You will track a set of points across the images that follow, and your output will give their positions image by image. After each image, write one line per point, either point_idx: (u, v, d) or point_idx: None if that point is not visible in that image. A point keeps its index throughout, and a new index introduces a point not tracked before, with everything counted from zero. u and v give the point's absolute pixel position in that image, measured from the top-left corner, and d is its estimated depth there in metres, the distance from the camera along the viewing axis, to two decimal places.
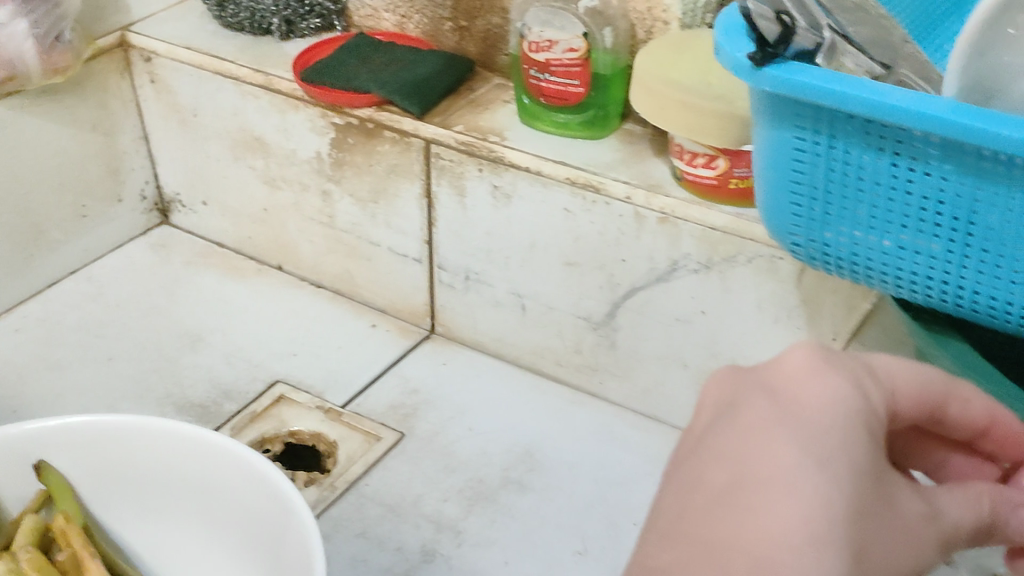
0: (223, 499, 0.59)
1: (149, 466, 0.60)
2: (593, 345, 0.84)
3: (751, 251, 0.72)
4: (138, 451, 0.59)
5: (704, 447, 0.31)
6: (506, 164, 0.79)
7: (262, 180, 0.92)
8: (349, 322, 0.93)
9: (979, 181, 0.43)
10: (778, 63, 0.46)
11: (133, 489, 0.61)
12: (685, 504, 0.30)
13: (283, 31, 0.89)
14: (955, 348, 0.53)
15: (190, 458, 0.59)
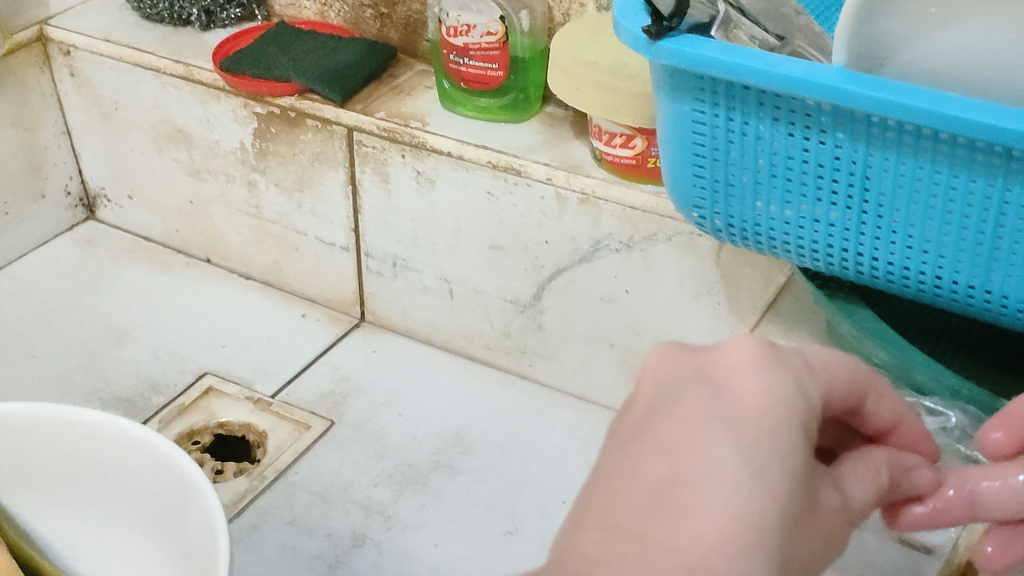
0: (119, 482, 0.51)
1: (36, 457, 0.51)
2: (521, 328, 0.83)
3: (671, 228, 0.70)
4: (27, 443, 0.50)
5: (644, 436, 0.26)
6: (428, 149, 0.77)
7: (186, 171, 0.92)
8: (279, 312, 0.93)
9: (872, 149, 0.42)
10: (673, 37, 0.44)
11: (23, 483, 0.52)
12: (617, 498, 0.25)
13: (203, 21, 0.90)
14: (858, 314, 0.50)
15: (72, 438, 0.50)
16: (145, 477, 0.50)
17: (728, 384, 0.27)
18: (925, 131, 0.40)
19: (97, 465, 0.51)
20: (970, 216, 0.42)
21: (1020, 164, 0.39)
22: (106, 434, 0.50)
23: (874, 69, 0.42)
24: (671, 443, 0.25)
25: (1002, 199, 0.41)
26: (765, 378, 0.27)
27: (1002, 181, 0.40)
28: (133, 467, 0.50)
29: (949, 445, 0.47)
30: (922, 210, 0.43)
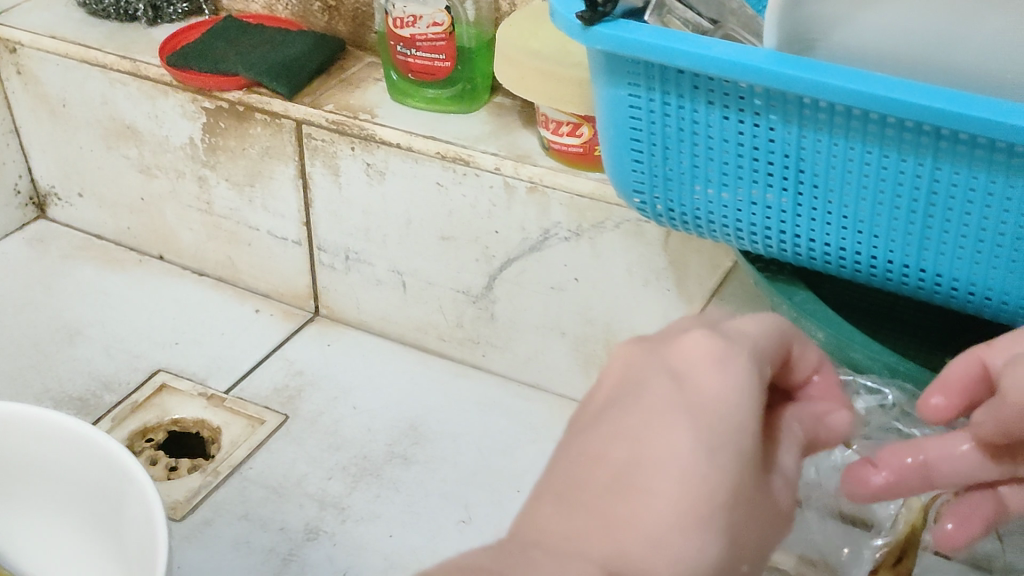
0: (56, 474, 0.51)
1: None
2: (474, 319, 0.83)
3: (619, 215, 0.70)
4: None
5: (602, 423, 0.26)
6: (377, 141, 0.77)
7: (137, 168, 0.92)
8: (232, 307, 0.92)
9: (805, 130, 0.43)
10: (607, 22, 0.44)
11: None
12: (586, 479, 0.25)
13: (150, 16, 0.89)
14: (798, 296, 0.51)
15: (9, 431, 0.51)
16: (88, 474, 0.50)
17: (679, 363, 0.27)
18: (855, 111, 0.41)
19: (44, 463, 0.51)
20: (903, 195, 0.42)
21: (948, 142, 0.40)
22: (44, 428, 0.50)
23: (805, 49, 0.42)
24: (626, 418, 0.26)
25: (932, 177, 0.41)
26: (705, 350, 0.27)
27: (932, 159, 0.41)
28: (76, 464, 0.50)
29: (887, 423, 0.49)
30: (855, 190, 0.43)
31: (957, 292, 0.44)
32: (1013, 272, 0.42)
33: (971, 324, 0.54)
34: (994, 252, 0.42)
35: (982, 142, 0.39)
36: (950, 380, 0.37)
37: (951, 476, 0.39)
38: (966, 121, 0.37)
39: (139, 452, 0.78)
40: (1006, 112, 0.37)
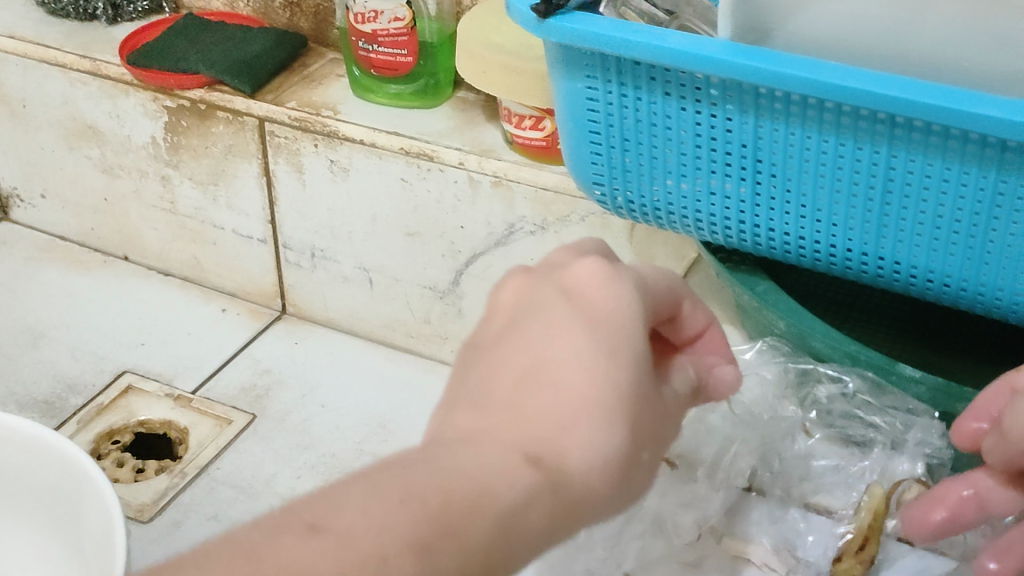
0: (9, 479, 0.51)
1: None
2: (441, 314, 0.83)
3: (584, 208, 0.70)
4: None
5: (511, 333, 0.31)
6: (340, 138, 0.77)
7: (99, 168, 0.91)
8: (199, 307, 0.91)
9: (761, 119, 0.43)
10: (561, 14, 0.44)
11: None
12: (490, 378, 0.30)
13: (110, 15, 0.89)
14: (757, 285, 0.51)
15: None
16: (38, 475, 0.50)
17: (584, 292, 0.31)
18: (811, 100, 0.41)
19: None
20: (860, 183, 0.42)
21: (904, 130, 0.40)
22: None
23: (761, 39, 0.42)
24: (530, 333, 0.31)
25: (889, 165, 0.41)
26: (601, 281, 0.31)
27: (888, 148, 0.41)
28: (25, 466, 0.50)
29: (851, 410, 0.49)
30: (813, 179, 0.43)
31: (916, 279, 0.44)
32: (970, 258, 0.42)
33: (932, 311, 0.54)
34: (952, 239, 0.42)
35: (938, 129, 0.39)
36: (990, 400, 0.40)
37: (1007, 504, 0.42)
38: (921, 109, 0.37)
39: (106, 454, 0.78)
40: (961, 99, 0.37)
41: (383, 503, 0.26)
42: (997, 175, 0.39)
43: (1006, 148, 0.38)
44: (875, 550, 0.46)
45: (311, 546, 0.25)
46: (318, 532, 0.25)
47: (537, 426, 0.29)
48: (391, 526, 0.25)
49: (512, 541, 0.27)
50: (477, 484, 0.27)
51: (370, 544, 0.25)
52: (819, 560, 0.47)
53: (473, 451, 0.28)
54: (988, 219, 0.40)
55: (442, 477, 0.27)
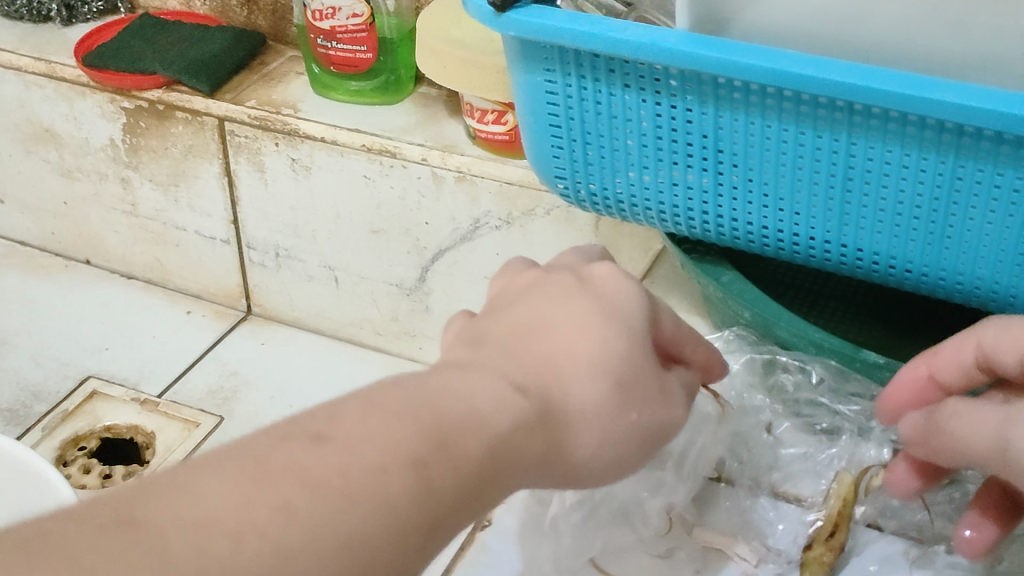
0: None
1: None
2: (408, 311, 0.82)
3: (548, 201, 0.70)
4: None
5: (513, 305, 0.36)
6: (301, 136, 0.76)
7: (57, 172, 0.90)
8: (163, 309, 0.91)
9: (721, 110, 0.43)
10: (518, 8, 0.44)
11: None
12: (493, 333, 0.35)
13: (64, 16, 0.87)
14: (725, 277, 0.51)
15: None
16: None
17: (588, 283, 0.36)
18: (769, 89, 0.41)
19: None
20: (821, 171, 0.42)
21: (862, 118, 0.40)
22: None
23: (718, 29, 0.42)
24: (530, 305, 0.35)
25: (849, 152, 0.41)
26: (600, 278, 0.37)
27: (848, 135, 0.41)
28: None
29: (815, 398, 0.50)
30: (774, 169, 0.43)
31: (878, 265, 0.44)
32: (931, 244, 0.42)
33: (896, 297, 0.54)
34: (912, 225, 0.42)
35: (896, 116, 0.39)
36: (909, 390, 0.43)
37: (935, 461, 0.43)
38: (878, 96, 0.37)
39: (73, 460, 0.77)
40: (918, 85, 0.37)
41: (384, 418, 0.28)
42: (955, 161, 0.39)
43: (964, 133, 0.38)
44: (844, 537, 0.45)
45: (315, 453, 0.27)
46: (325, 441, 0.27)
47: (531, 364, 0.33)
48: (392, 440, 0.28)
49: (501, 466, 0.30)
50: (473, 404, 0.30)
51: (372, 454, 0.27)
52: (790, 548, 0.46)
53: (472, 379, 0.31)
54: (947, 205, 0.41)
55: (442, 396, 0.30)
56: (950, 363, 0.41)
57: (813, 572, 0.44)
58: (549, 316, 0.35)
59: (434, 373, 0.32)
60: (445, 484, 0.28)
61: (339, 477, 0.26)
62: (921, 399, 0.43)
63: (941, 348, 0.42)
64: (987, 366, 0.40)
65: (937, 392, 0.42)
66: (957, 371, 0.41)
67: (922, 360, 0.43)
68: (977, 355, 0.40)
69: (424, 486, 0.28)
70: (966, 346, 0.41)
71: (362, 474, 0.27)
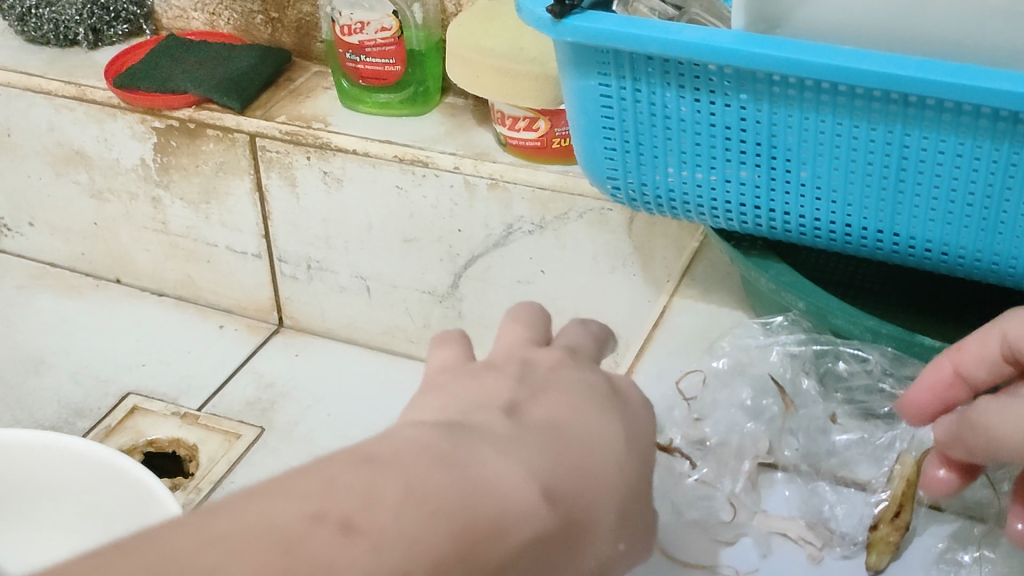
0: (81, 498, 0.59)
1: (32, 479, 0.59)
2: (442, 318, 0.84)
3: (582, 205, 0.72)
4: (29, 469, 0.59)
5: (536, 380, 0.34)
6: (333, 149, 0.77)
7: (88, 193, 0.91)
8: (197, 325, 0.92)
9: (774, 106, 0.44)
10: (575, 14, 0.45)
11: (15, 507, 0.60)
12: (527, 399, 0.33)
13: (90, 40, 0.89)
14: (773, 268, 0.54)
15: (55, 464, 0.59)
16: (96, 491, 0.58)
17: None
18: (824, 85, 0.42)
19: (46, 475, 0.59)
20: (874, 163, 0.44)
21: (916, 109, 0.41)
22: (64, 457, 0.58)
23: (769, 30, 0.44)
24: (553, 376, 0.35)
25: (903, 143, 0.43)
26: None
27: (902, 127, 0.42)
28: (49, 477, 0.59)
29: (873, 384, 0.52)
30: (827, 162, 0.45)
31: (930, 252, 0.46)
32: (985, 230, 0.44)
33: (928, 284, 0.57)
34: (965, 212, 0.44)
35: (951, 106, 0.40)
36: (926, 384, 0.45)
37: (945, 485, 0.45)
38: (933, 87, 0.39)
39: None
40: (972, 75, 0.38)
41: (417, 509, 0.26)
42: (1009, 148, 0.41)
43: (1016, 120, 0.40)
44: (909, 516, 0.47)
45: (344, 545, 0.24)
46: (355, 532, 0.25)
47: (559, 469, 0.30)
48: (423, 539, 0.25)
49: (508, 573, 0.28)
50: (504, 505, 0.28)
51: (398, 557, 0.25)
52: (854, 530, 0.47)
53: (504, 467, 0.29)
54: (1001, 191, 0.42)
55: (477, 490, 0.27)
56: (975, 358, 0.43)
57: (880, 552, 0.46)
58: (577, 424, 0.33)
59: (490, 414, 0.32)
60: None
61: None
62: (947, 397, 0.44)
63: (964, 344, 0.43)
64: (1012, 358, 0.42)
65: (964, 390, 0.44)
66: (983, 365, 0.43)
67: (947, 358, 0.44)
68: (1002, 348, 0.42)
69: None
70: (992, 339, 0.42)
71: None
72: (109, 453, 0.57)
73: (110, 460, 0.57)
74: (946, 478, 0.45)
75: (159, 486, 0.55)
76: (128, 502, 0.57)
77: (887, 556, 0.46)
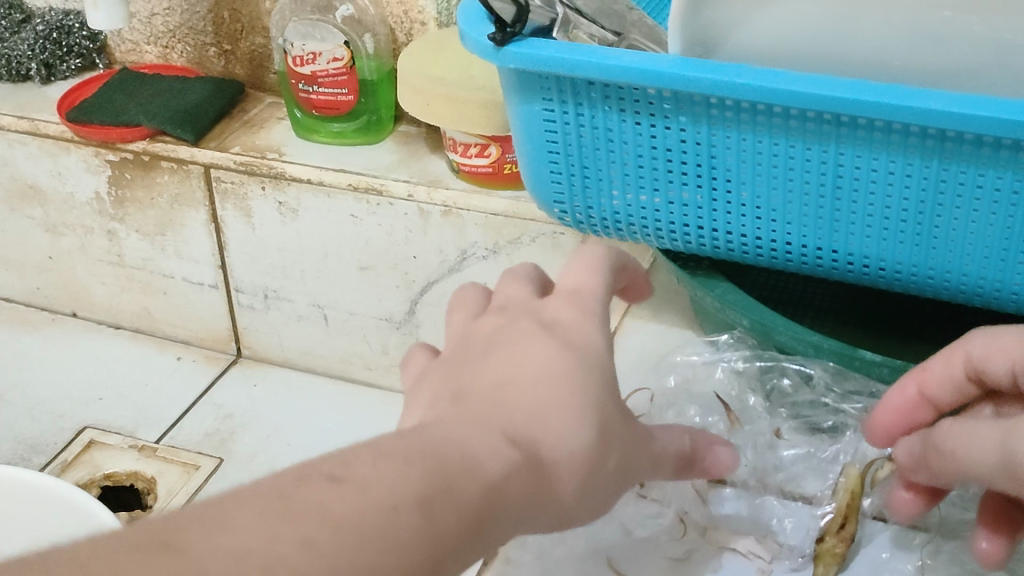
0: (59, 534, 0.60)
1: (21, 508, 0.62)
2: (399, 344, 0.84)
3: (535, 230, 0.72)
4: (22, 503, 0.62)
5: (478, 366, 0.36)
6: (287, 179, 0.78)
7: (42, 228, 0.91)
8: (154, 357, 0.92)
9: (713, 128, 0.45)
10: (517, 42, 0.46)
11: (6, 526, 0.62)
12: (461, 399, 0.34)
13: (43, 75, 0.88)
14: (720, 287, 0.55)
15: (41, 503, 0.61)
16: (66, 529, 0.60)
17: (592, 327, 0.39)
18: (761, 107, 0.43)
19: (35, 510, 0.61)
20: (811, 181, 0.45)
21: (849, 128, 0.42)
22: (53, 498, 0.61)
23: (705, 53, 0.45)
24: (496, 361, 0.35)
25: (837, 162, 0.44)
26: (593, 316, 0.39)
27: (836, 146, 0.43)
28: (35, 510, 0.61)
29: (817, 399, 0.53)
30: (766, 181, 0.46)
31: (868, 268, 0.47)
32: (919, 244, 0.45)
33: (872, 300, 0.58)
34: (899, 228, 0.45)
35: (881, 126, 0.41)
36: (892, 406, 0.45)
37: (907, 508, 0.46)
38: (864, 108, 0.40)
39: None
40: (899, 95, 0.39)
41: (392, 460, 0.29)
42: (939, 165, 0.42)
43: (944, 138, 0.41)
44: (854, 528, 0.48)
45: (330, 492, 0.27)
46: (339, 481, 0.28)
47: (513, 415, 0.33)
48: (402, 484, 0.28)
49: (494, 512, 0.30)
50: (466, 454, 0.30)
51: (385, 495, 0.28)
52: (802, 543, 0.49)
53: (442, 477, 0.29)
54: (933, 207, 0.43)
55: (443, 445, 0.30)
56: (940, 379, 0.43)
57: (826, 564, 0.47)
58: (522, 372, 0.34)
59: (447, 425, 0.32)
60: (449, 526, 0.28)
61: (355, 514, 0.27)
62: (912, 418, 0.45)
63: (929, 365, 0.44)
64: (976, 377, 0.42)
65: (929, 413, 0.45)
66: (948, 387, 0.43)
67: (912, 379, 0.44)
68: (966, 368, 0.42)
69: (429, 529, 0.28)
70: (956, 360, 0.42)
71: (372, 513, 0.27)
72: (92, 509, 0.59)
73: (89, 513, 0.59)
74: (910, 500, 0.46)
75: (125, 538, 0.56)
76: (65, 527, 0.60)
77: (833, 568, 0.47)
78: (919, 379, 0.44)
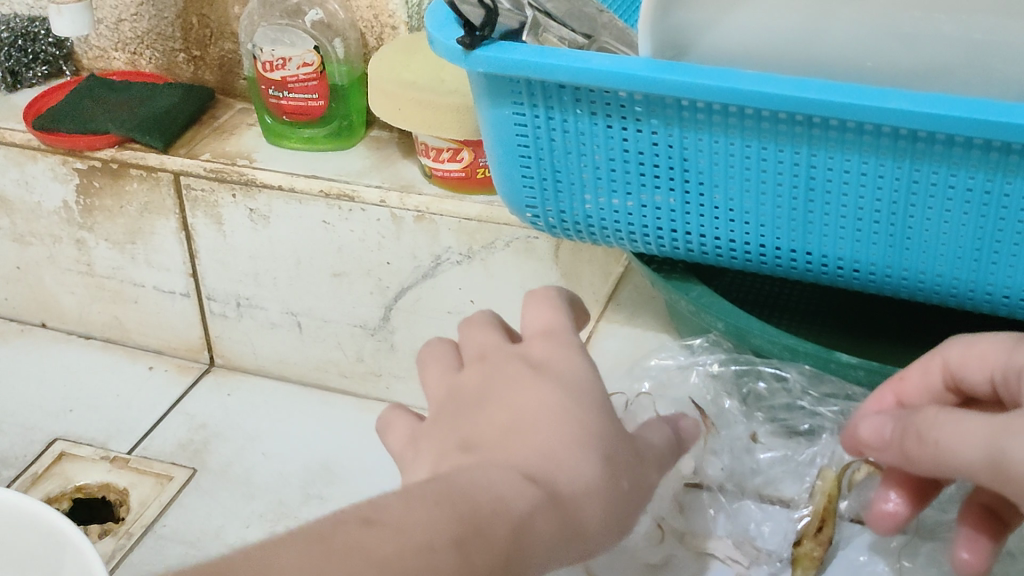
0: (41, 555, 0.57)
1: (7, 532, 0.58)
2: (373, 352, 0.83)
3: (508, 234, 0.72)
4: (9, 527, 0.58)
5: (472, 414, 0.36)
6: (258, 185, 0.77)
7: (9, 238, 0.90)
8: (125, 367, 0.91)
9: (684, 130, 0.45)
10: (487, 45, 0.45)
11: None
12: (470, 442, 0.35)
13: (9, 82, 0.87)
14: (694, 290, 0.55)
15: (25, 526, 0.57)
16: (45, 549, 0.57)
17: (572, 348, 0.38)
18: (732, 109, 0.43)
19: (20, 535, 0.58)
20: (783, 183, 0.45)
21: (821, 130, 0.42)
22: (35, 520, 0.57)
23: (677, 56, 0.44)
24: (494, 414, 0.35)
25: (810, 163, 0.43)
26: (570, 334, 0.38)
27: (808, 147, 0.43)
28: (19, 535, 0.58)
29: (794, 402, 0.53)
30: (738, 183, 0.46)
31: (842, 271, 0.47)
32: (892, 246, 0.45)
33: (847, 301, 0.58)
34: (873, 229, 0.44)
35: (853, 126, 0.41)
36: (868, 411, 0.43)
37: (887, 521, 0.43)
38: (836, 109, 0.39)
39: None
40: (870, 95, 0.39)
41: (423, 505, 0.30)
42: (911, 166, 0.41)
43: (917, 138, 0.40)
44: (832, 531, 0.48)
45: (366, 532, 0.29)
46: (375, 524, 0.29)
47: (526, 457, 0.33)
48: (434, 527, 0.29)
49: (519, 550, 0.31)
50: (475, 506, 0.31)
51: (420, 536, 0.29)
52: (779, 547, 0.49)
53: (435, 519, 0.30)
54: (905, 208, 0.43)
55: (470, 489, 0.31)
56: (917, 387, 0.42)
57: (805, 567, 0.47)
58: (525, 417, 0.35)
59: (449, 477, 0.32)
60: (483, 563, 0.30)
61: (396, 554, 0.28)
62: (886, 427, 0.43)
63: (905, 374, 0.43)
64: (954, 385, 0.42)
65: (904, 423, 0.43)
66: (925, 396, 0.42)
67: (889, 390, 0.43)
68: (944, 376, 0.42)
69: (464, 566, 0.29)
70: (933, 368, 0.42)
71: (412, 553, 0.28)
72: (63, 524, 0.56)
73: (63, 532, 0.56)
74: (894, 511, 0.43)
75: (90, 556, 0.54)
76: (42, 548, 0.57)
77: (812, 570, 0.47)
78: (894, 389, 0.43)
